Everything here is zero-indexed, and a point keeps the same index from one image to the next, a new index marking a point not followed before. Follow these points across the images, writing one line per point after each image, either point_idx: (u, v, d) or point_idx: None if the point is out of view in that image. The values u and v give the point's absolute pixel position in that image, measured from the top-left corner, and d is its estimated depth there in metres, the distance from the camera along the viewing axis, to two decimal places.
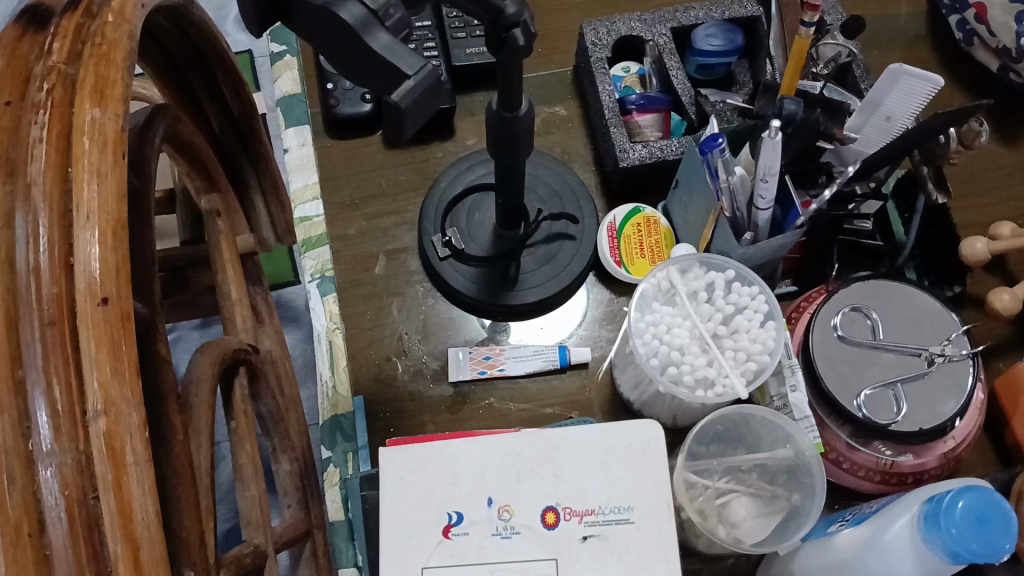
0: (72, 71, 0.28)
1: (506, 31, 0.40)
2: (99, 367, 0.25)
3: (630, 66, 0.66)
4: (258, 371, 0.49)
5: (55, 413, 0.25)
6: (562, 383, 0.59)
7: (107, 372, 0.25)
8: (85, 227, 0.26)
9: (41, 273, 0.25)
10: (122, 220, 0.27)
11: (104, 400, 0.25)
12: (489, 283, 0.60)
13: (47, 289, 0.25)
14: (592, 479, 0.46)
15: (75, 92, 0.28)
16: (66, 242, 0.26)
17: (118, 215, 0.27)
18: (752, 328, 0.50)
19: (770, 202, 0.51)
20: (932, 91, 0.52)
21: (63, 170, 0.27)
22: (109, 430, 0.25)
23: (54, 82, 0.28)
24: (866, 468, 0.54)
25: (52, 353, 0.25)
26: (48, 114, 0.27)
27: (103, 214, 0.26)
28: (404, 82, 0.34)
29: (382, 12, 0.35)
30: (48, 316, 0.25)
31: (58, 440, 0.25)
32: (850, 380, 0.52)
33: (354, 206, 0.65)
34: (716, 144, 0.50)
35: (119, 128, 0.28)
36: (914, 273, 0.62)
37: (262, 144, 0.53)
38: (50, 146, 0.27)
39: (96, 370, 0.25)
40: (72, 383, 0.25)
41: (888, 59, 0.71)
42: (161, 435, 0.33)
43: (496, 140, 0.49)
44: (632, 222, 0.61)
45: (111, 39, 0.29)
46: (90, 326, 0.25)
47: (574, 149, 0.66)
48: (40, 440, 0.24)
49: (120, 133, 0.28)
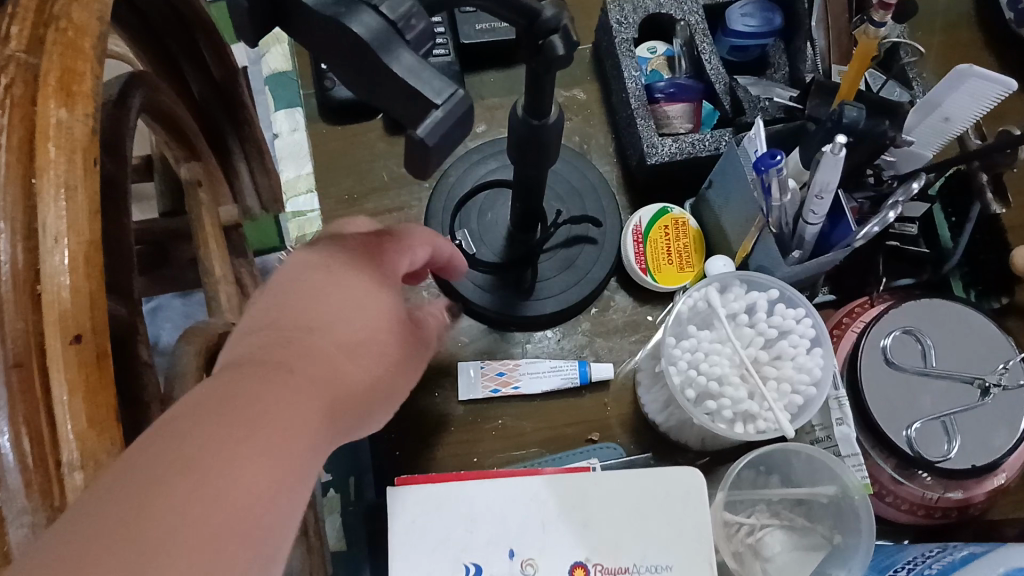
0: (33, 61, 0.26)
1: (543, 38, 0.34)
2: (75, 416, 0.23)
3: (657, 46, 0.60)
4: None
5: (25, 467, 0.23)
6: (581, 403, 0.55)
7: (84, 423, 0.23)
8: (53, 250, 0.24)
9: (3, 303, 0.24)
10: (96, 241, 0.25)
11: (82, 453, 0.23)
12: (504, 292, 0.55)
13: (12, 325, 0.23)
14: (626, 530, 0.42)
15: (38, 86, 0.25)
16: (30, 265, 0.24)
17: (90, 235, 0.25)
18: (798, 356, 0.46)
19: (821, 217, 0.46)
20: (1002, 96, 0.45)
21: (27, 182, 0.25)
22: (87, 484, 0.23)
23: (13, 77, 0.25)
24: (911, 502, 0.50)
25: (21, 397, 0.23)
26: (9, 114, 0.25)
27: (73, 234, 0.24)
28: (430, 112, 0.29)
29: (402, 24, 0.29)
30: (15, 356, 0.23)
31: (31, 496, 0.23)
32: (899, 410, 0.48)
33: (353, 200, 0.59)
34: (773, 162, 0.44)
35: (89, 130, 0.26)
36: (960, 283, 0.58)
37: (245, 107, 0.51)
38: (10, 154, 0.24)
39: (72, 420, 0.23)
40: (44, 434, 0.23)
41: (930, 42, 0.65)
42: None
43: (518, 147, 0.43)
44: (658, 224, 0.56)
45: (79, 23, 0.27)
46: (63, 368, 0.23)
47: (594, 139, 0.61)
48: (10, 495, 0.23)
49: (90, 137, 0.26)
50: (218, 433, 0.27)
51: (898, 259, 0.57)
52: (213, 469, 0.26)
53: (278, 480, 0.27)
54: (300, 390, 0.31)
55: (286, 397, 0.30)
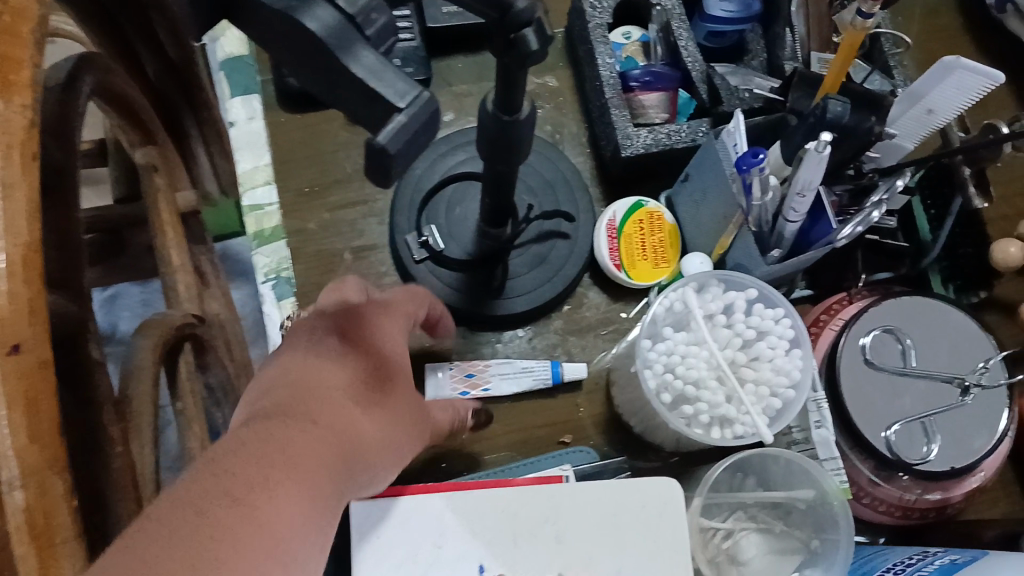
0: None
1: (515, 31, 0.32)
2: (14, 432, 0.20)
3: (632, 31, 0.58)
4: (207, 343, 0.52)
5: None
6: (553, 404, 0.53)
7: (24, 438, 0.20)
8: None
9: None
10: (35, 244, 0.22)
11: (23, 472, 0.20)
12: (473, 289, 0.53)
13: None
14: (601, 543, 0.40)
15: None
16: None
17: (29, 237, 0.22)
18: (776, 357, 0.45)
19: (802, 215, 0.44)
20: (989, 90, 0.43)
21: None
22: (29, 504, 0.20)
23: None
24: (888, 504, 0.49)
25: None
26: None
27: (12, 236, 0.21)
28: (392, 117, 0.26)
29: (362, 18, 0.27)
30: None
31: None
32: (878, 411, 0.47)
33: (314, 193, 0.56)
34: (756, 161, 0.42)
35: (26, 124, 0.22)
36: (940, 277, 0.55)
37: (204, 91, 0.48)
38: None
39: (10, 436, 0.20)
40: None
41: (909, 28, 0.64)
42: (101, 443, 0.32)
43: (488, 143, 0.41)
44: (633, 219, 0.54)
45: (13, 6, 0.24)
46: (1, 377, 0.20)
47: (566, 128, 0.59)
48: None
49: (27, 130, 0.22)
50: (258, 470, 0.29)
51: (877, 252, 0.55)
52: (257, 502, 0.28)
53: (311, 511, 0.30)
54: (316, 433, 0.33)
55: (304, 439, 0.32)
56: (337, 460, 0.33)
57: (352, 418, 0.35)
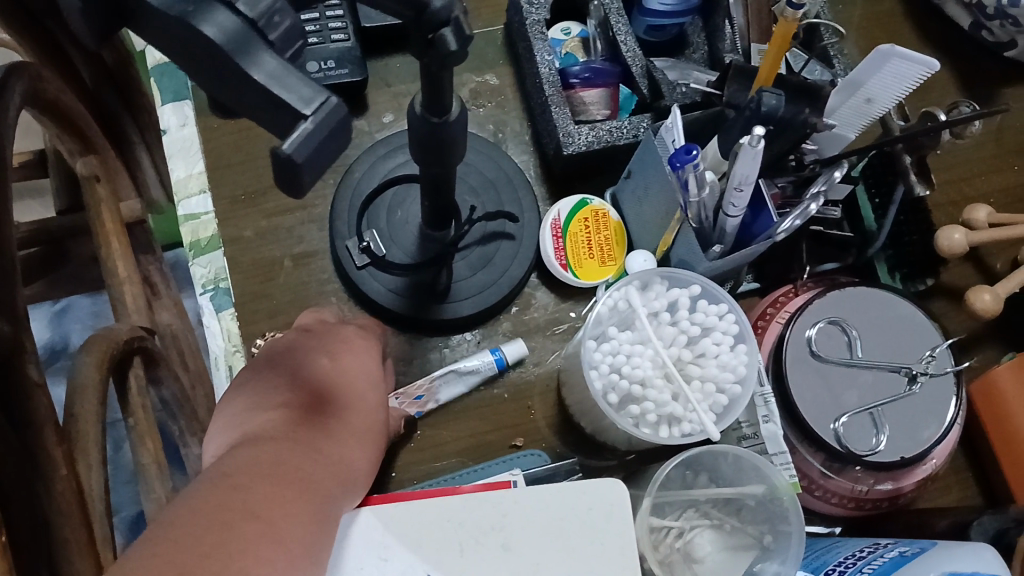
0: None
1: (432, 31, 0.31)
2: None
3: (571, 27, 0.57)
4: (156, 356, 0.50)
5: None
6: (504, 407, 0.52)
7: None
8: None
9: None
10: None
11: None
12: (416, 294, 0.52)
13: None
14: (549, 550, 0.37)
15: None
16: None
17: None
18: (721, 353, 0.45)
19: (741, 210, 0.43)
20: (926, 77, 0.43)
21: None
22: None
23: None
24: (840, 495, 0.49)
25: None
26: None
27: None
28: (297, 125, 0.25)
29: (263, 22, 0.26)
30: None
31: None
32: (827, 404, 0.47)
33: (250, 199, 0.55)
34: (689, 157, 0.42)
35: None
36: (886, 266, 0.55)
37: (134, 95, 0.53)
38: None
39: None
40: None
41: (850, 16, 0.63)
42: (29, 466, 0.31)
43: (418, 146, 0.40)
44: (578, 217, 0.54)
45: None
46: None
47: (508, 126, 0.58)
48: None
49: None
50: (268, 492, 0.34)
51: (822, 243, 0.55)
52: (273, 519, 0.33)
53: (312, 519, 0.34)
54: (311, 457, 0.37)
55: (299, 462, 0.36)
56: (337, 479, 0.37)
57: (341, 445, 0.39)
